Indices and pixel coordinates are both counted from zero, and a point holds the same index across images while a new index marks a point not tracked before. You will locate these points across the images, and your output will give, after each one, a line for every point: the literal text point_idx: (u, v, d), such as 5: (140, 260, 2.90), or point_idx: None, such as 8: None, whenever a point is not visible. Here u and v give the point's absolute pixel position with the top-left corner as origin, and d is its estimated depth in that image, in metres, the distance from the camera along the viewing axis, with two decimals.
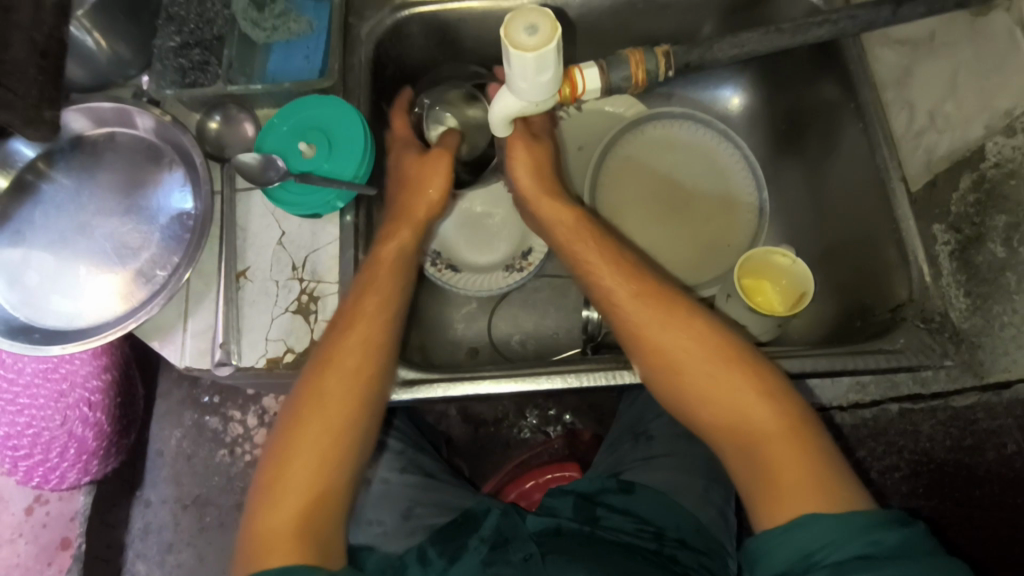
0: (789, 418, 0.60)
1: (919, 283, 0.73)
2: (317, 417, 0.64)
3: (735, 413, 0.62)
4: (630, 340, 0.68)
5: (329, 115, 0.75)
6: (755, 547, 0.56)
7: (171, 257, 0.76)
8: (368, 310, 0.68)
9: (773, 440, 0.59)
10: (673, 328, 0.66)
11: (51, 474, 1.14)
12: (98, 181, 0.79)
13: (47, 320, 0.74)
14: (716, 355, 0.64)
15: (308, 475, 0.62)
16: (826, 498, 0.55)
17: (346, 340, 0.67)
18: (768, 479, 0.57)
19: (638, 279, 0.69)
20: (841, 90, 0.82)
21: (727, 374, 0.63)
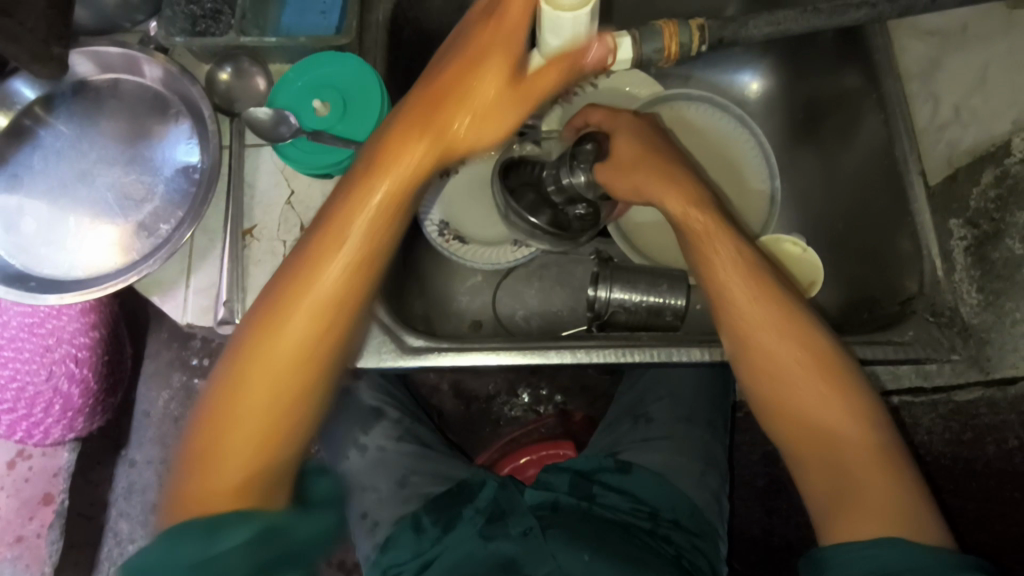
0: (871, 442, 0.65)
1: (930, 278, 0.74)
2: (260, 381, 0.61)
3: (819, 425, 0.66)
4: (733, 339, 0.69)
5: (343, 74, 0.72)
6: (826, 555, 0.62)
7: (176, 211, 0.73)
8: (336, 271, 0.61)
9: (863, 466, 0.65)
10: (780, 335, 0.68)
11: (35, 429, 1.14)
12: (103, 128, 0.76)
13: (46, 269, 0.72)
14: (817, 363, 0.67)
15: (254, 431, 0.61)
16: (897, 524, 0.61)
17: (300, 305, 0.61)
18: (842, 499, 0.64)
19: (756, 283, 0.69)
20: (864, 80, 0.82)
21: (835, 392, 0.66)
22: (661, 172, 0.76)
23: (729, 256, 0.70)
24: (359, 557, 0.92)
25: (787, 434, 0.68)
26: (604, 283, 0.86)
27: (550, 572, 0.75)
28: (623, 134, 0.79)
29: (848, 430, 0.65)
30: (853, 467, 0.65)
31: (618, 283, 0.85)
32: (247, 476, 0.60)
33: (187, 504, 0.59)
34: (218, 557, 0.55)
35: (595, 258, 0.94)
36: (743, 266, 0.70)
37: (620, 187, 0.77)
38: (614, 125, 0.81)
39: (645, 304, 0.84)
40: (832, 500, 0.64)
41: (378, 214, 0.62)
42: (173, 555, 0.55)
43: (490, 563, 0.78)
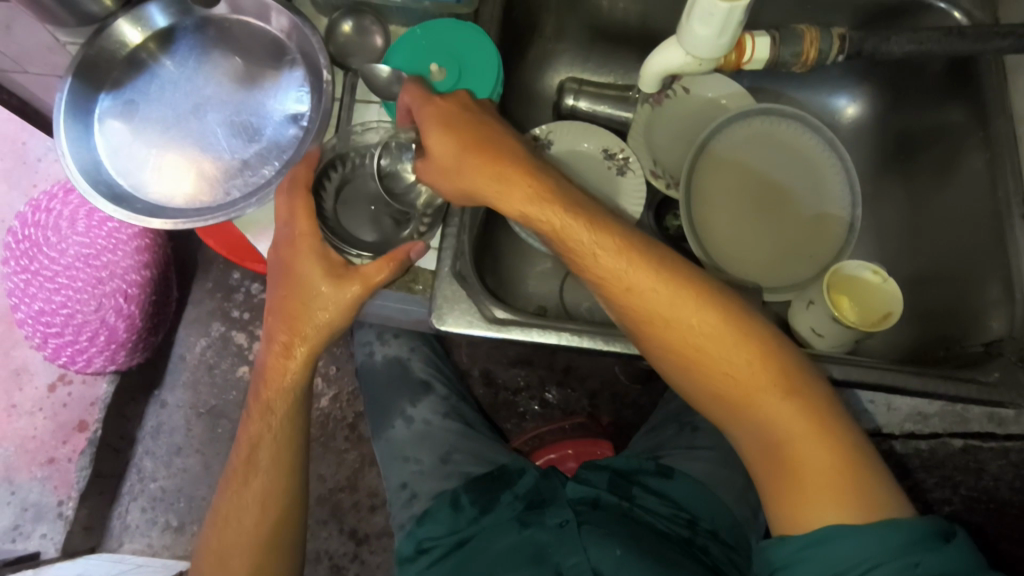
0: (801, 411, 0.60)
1: (1021, 319, 0.72)
2: (257, 444, 0.69)
3: (744, 403, 0.61)
4: (650, 328, 0.64)
5: (463, 42, 0.73)
6: (774, 553, 0.58)
7: (282, 155, 0.75)
8: (304, 334, 0.67)
9: (799, 441, 0.59)
10: (701, 311, 0.63)
11: (78, 356, 1.17)
12: (220, 66, 0.78)
13: (151, 194, 0.74)
14: (730, 334, 0.62)
15: (257, 495, 0.69)
16: (847, 501, 0.56)
17: (275, 380, 0.68)
18: (791, 482, 0.58)
19: (676, 273, 0.63)
20: (971, 115, 0.81)
21: (750, 363, 0.61)
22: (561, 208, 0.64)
23: (578, 218, 0.64)
24: (392, 525, 0.93)
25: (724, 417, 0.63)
26: None
27: (577, 565, 0.74)
28: (436, 126, 0.65)
29: (768, 401, 0.60)
30: (798, 450, 0.59)
31: None
32: (259, 530, 0.69)
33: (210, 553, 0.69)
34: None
35: None
36: (620, 242, 0.64)
37: (444, 189, 0.67)
38: (437, 138, 0.65)
39: None
40: (785, 489, 0.59)
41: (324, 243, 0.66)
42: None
43: (523, 548, 0.78)
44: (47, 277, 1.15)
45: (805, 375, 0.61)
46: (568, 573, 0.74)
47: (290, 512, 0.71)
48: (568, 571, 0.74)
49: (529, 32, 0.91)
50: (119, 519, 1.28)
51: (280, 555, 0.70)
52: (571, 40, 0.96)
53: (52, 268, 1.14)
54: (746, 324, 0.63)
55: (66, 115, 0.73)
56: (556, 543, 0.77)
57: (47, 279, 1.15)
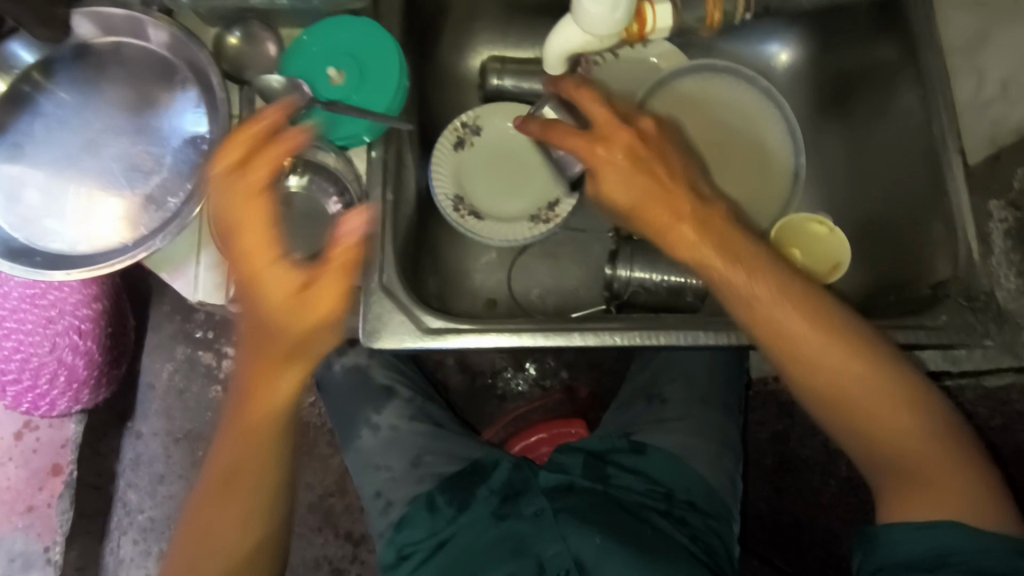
0: (934, 433, 0.61)
1: (965, 261, 0.71)
2: (236, 468, 0.63)
3: (875, 414, 0.62)
4: (766, 335, 0.63)
5: (359, 39, 0.69)
6: (878, 535, 0.61)
7: (185, 184, 0.71)
8: (302, 364, 0.61)
9: (929, 459, 0.61)
10: (796, 311, 0.62)
11: (41, 401, 1.12)
12: (105, 95, 0.72)
13: (50, 243, 0.69)
14: (847, 345, 0.62)
15: (237, 521, 0.64)
16: (964, 507, 0.59)
17: (258, 407, 0.61)
18: (910, 478, 0.61)
19: (772, 274, 0.63)
20: (903, 52, 0.78)
21: (897, 409, 0.62)
22: (661, 204, 0.65)
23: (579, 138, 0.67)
24: (371, 535, 0.91)
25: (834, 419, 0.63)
26: (624, 262, 0.84)
27: (558, 552, 0.77)
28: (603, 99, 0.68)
29: (908, 421, 0.61)
30: (908, 449, 0.61)
31: (637, 262, 0.84)
32: (245, 564, 0.65)
33: None
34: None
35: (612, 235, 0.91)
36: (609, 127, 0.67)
37: (618, 183, 0.66)
38: (610, 128, 0.67)
39: (665, 284, 0.82)
40: (896, 483, 0.62)
41: (283, 255, 0.59)
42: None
43: (503, 543, 0.80)
44: None
45: (904, 376, 0.62)
46: (550, 564, 0.77)
47: (270, 541, 0.66)
48: (549, 562, 0.77)
49: (440, 14, 0.86)
50: (112, 555, 1.27)
51: None
52: (487, 14, 0.90)
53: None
54: (854, 332, 0.63)
55: None
56: (535, 534, 0.79)
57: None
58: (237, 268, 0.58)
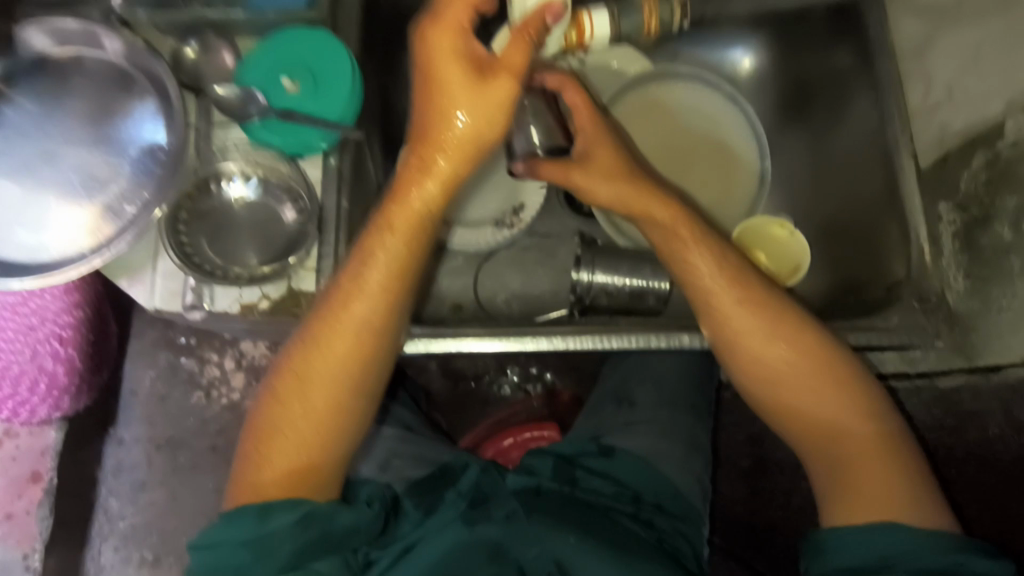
0: (875, 435, 0.64)
1: (918, 262, 0.72)
2: (298, 412, 0.61)
3: (818, 416, 0.65)
4: (724, 345, 0.67)
5: (313, 50, 0.69)
6: (823, 540, 0.61)
7: (141, 192, 0.71)
8: (349, 323, 0.61)
9: (867, 457, 0.63)
10: (753, 316, 0.66)
11: (20, 408, 1.10)
12: (63, 105, 0.73)
13: (7, 251, 0.69)
14: (798, 349, 0.65)
15: (291, 453, 0.61)
16: (899, 508, 0.60)
17: (324, 351, 0.61)
18: (846, 484, 0.63)
19: (739, 283, 0.67)
20: (858, 59, 0.79)
21: (835, 393, 0.65)
22: (641, 195, 0.70)
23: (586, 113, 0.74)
24: None
25: (782, 421, 0.67)
26: (587, 267, 0.85)
27: (538, 556, 0.73)
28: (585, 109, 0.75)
29: (852, 420, 0.64)
30: (846, 450, 0.64)
31: (599, 267, 0.85)
32: (295, 476, 0.60)
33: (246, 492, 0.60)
34: (270, 538, 0.57)
35: (579, 240, 0.93)
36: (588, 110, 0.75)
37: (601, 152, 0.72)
38: (585, 125, 0.74)
39: (627, 288, 0.83)
40: (832, 486, 0.63)
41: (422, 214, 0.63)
42: (230, 531, 0.57)
43: (475, 548, 0.73)
44: None
45: (857, 379, 0.66)
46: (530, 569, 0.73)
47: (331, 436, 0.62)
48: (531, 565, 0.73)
49: None
50: (93, 561, 1.26)
51: (313, 471, 0.61)
52: None
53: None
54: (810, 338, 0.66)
55: None
56: (507, 539, 0.74)
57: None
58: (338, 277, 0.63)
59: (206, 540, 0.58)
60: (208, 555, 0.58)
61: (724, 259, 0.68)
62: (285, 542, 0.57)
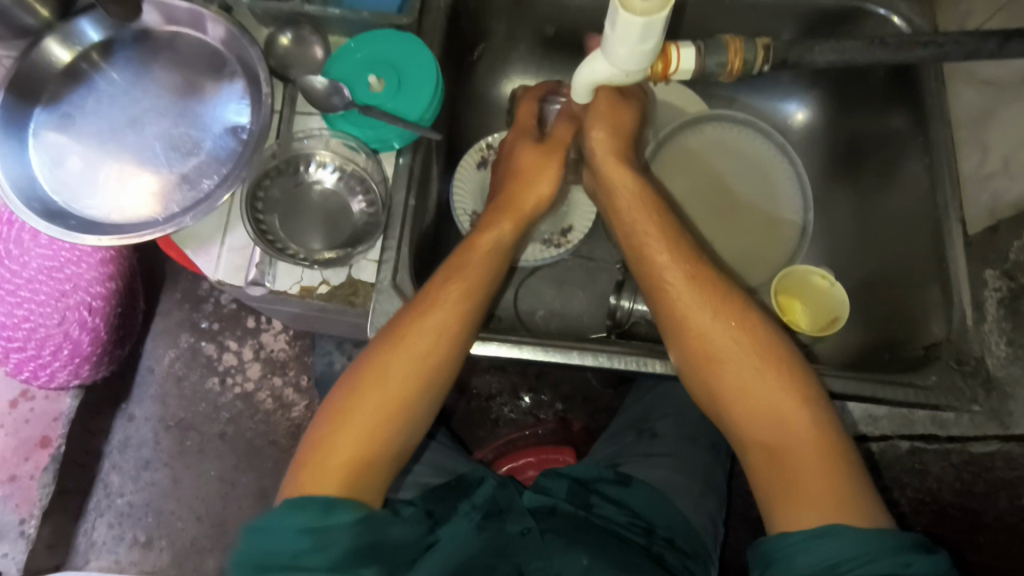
0: (816, 431, 0.60)
1: (959, 324, 0.73)
2: (373, 399, 0.63)
3: (759, 408, 0.62)
4: (670, 328, 0.68)
5: (402, 53, 0.73)
6: (768, 547, 0.56)
7: (221, 167, 0.74)
8: (442, 310, 0.66)
9: (805, 451, 0.59)
10: (709, 307, 0.67)
11: (41, 371, 1.13)
12: (157, 79, 0.77)
13: (87, 210, 0.72)
14: (743, 336, 0.65)
15: (356, 440, 0.61)
16: (839, 508, 0.55)
17: (414, 340, 0.65)
18: (786, 481, 0.59)
19: (706, 282, 0.68)
20: (913, 122, 0.81)
21: (775, 381, 0.63)
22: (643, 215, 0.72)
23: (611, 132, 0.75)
24: None
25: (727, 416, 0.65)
26: (628, 293, 0.87)
27: (541, 571, 0.73)
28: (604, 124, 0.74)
29: (791, 412, 0.61)
30: (791, 447, 0.60)
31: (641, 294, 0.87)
32: (351, 469, 0.60)
33: (305, 478, 0.60)
34: (332, 530, 0.57)
35: (621, 267, 0.95)
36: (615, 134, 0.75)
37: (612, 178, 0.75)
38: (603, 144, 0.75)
39: None
40: (774, 487, 0.59)
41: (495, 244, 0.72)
42: (292, 518, 0.56)
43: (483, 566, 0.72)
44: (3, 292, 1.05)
45: (806, 378, 0.63)
46: None
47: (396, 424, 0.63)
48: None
49: (479, 41, 0.91)
50: (85, 536, 1.26)
51: (376, 464, 0.62)
52: (523, 47, 0.95)
53: (10, 283, 1.04)
54: (761, 331, 0.66)
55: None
56: (520, 556, 0.73)
57: (8, 291, 1.06)
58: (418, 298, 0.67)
59: (264, 526, 0.57)
60: (264, 542, 0.56)
61: (692, 261, 0.69)
62: (345, 536, 0.57)
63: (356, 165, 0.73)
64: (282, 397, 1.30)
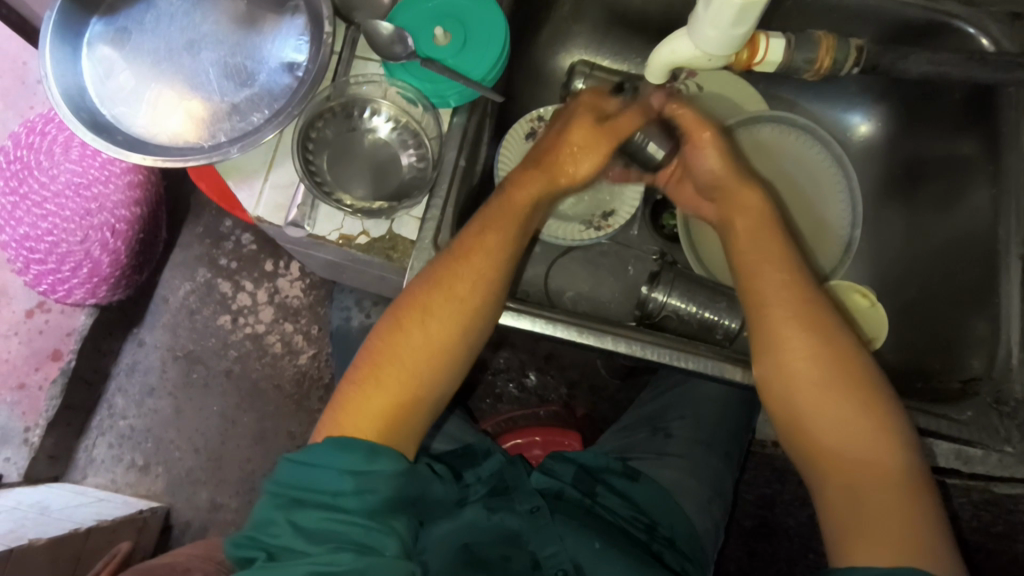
0: (897, 468, 0.58)
1: (1003, 363, 0.71)
2: (418, 335, 0.64)
3: (840, 435, 0.60)
4: (760, 340, 0.65)
5: (472, 10, 0.71)
6: None
7: (273, 103, 0.72)
8: (487, 244, 0.67)
9: (884, 488, 0.57)
10: (801, 319, 0.64)
11: (59, 286, 1.12)
12: (217, 4, 0.75)
13: (133, 128, 0.71)
14: (834, 355, 0.62)
15: (398, 385, 0.63)
16: (911, 552, 0.54)
17: (464, 268, 0.65)
18: (857, 516, 0.57)
19: (801, 302, 0.64)
20: (984, 150, 0.78)
21: (863, 414, 0.60)
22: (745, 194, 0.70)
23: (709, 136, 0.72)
24: None
25: (802, 441, 0.62)
26: (664, 286, 0.85)
27: (554, 554, 0.73)
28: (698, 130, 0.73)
29: (877, 448, 0.59)
30: (867, 484, 0.58)
31: (676, 290, 0.85)
32: (391, 413, 0.62)
33: (346, 415, 0.62)
34: (374, 477, 0.58)
35: (657, 258, 0.94)
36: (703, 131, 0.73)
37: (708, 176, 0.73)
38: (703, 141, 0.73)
39: (698, 316, 0.83)
40: (840, 520, 0.58)
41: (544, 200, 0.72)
42: (339, 459, 0.58)
43: (495, 540, 0.73)
44: (35, 202, 1.09)
45: (891, 417, 0.61)
46: (545, 565, 0.72)
47: (437, 362, 0.64)
48: (546, 562, 0.73)
49: (545, 8, 0.88)
50: (85, 452, 1.27)
51: (418, 403, 0.64)
52: (588, 20, 0.92)
53: (38, 195, 1.08)
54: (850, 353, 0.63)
55: (54, 36, 0.70)
56: (530, 532, 0.73)
57: (34, 204, 1.09)
58: (451, 246, 0.67)
59: (309, 460, 0.58)
60: (307, 476, 0.58)
61: (793, 272, 0.66)
62: (387, 484, 0.58)
63: (411, 117, 0.71)
64: (291, 343, 1.31)
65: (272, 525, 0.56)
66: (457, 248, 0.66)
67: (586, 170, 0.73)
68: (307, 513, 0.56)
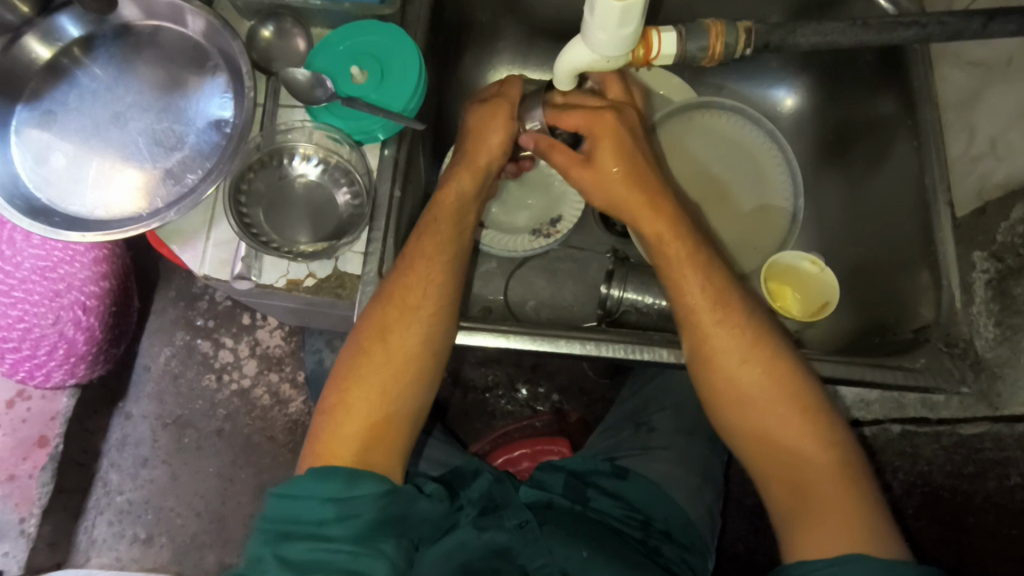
0: (835, 457, 0.61)
1: (947, 308, 0.73)
2: (378, 356, 0.65)
3: (780, 429, 0.63)
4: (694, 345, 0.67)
5: (387, 45, 0.73)
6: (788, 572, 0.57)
7: (205, 162, 0.74)
8: (428, 253, 0.68)
9: (826, 477, 0.60)
10: (727, 321, 0.66)
11: (37, 371, 1.11)
12: (138, 73, 0.76)
13: (71, 207, 0.72)
14: (760, 349, 0.65)
15: (366, 405, 0.64)
16: (856, 536, 0.56)
17: (410, 281, 0.67)
18: (805, 508, 0.59)
19: (725, 301, 0.66)
20: (900, 106, 0.81)
21: (797, 408, 0.63)
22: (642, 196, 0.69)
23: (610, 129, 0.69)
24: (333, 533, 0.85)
25: (747, 438, 0.64)
26: (619, 282, 0.87)
27: (545, 567, 0.72)
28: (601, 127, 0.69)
29: (813, 443, 0.62)
30: (810, 476, 0.60)
31: (630, 283, 0.87)
32: (367, 436, 0.63)
33: (323, 449, 0.62)
34: (357, 501, 0.58)
35: (611, 256, 0.96)
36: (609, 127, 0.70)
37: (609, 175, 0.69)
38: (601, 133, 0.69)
39: (656, 307, 0.85)
40: (791, 514, 0.60)
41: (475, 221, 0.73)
42: (318, 488, 0.58)
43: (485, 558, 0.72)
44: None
45: (824, 406, 0.64)
46: None
47: (404, 374, 0.65)
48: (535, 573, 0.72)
49: (465, 31, 0.91)
50: (85, 534, 1.26)
51: (389, 422, 0.64)
52: (509, 37, 0.95)
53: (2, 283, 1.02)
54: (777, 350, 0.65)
55: None
56: (519, 547, 0.73)
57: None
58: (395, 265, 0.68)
59: (292, 491, 0.59)
60: (293, 508, 0.58)
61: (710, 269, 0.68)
62: (371, 506, 0.58)
63: (339, 157, 0.73)
64: (279, 393, 1.30)
65: (261, 562, 0.56)
66: (400, 263, 0.68)
67: (499, 149, 0.74)
68: (294, 545, 0.57)
